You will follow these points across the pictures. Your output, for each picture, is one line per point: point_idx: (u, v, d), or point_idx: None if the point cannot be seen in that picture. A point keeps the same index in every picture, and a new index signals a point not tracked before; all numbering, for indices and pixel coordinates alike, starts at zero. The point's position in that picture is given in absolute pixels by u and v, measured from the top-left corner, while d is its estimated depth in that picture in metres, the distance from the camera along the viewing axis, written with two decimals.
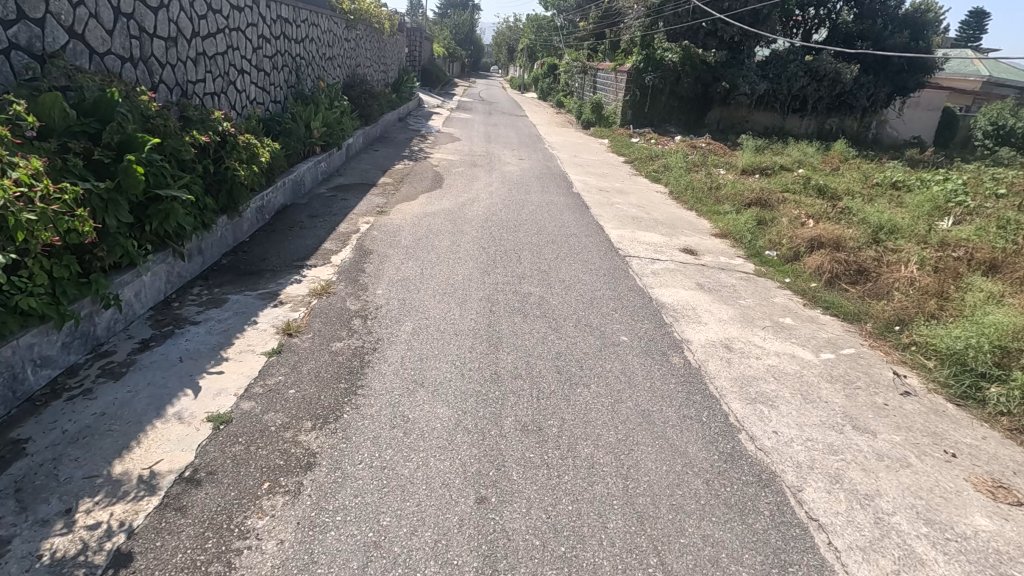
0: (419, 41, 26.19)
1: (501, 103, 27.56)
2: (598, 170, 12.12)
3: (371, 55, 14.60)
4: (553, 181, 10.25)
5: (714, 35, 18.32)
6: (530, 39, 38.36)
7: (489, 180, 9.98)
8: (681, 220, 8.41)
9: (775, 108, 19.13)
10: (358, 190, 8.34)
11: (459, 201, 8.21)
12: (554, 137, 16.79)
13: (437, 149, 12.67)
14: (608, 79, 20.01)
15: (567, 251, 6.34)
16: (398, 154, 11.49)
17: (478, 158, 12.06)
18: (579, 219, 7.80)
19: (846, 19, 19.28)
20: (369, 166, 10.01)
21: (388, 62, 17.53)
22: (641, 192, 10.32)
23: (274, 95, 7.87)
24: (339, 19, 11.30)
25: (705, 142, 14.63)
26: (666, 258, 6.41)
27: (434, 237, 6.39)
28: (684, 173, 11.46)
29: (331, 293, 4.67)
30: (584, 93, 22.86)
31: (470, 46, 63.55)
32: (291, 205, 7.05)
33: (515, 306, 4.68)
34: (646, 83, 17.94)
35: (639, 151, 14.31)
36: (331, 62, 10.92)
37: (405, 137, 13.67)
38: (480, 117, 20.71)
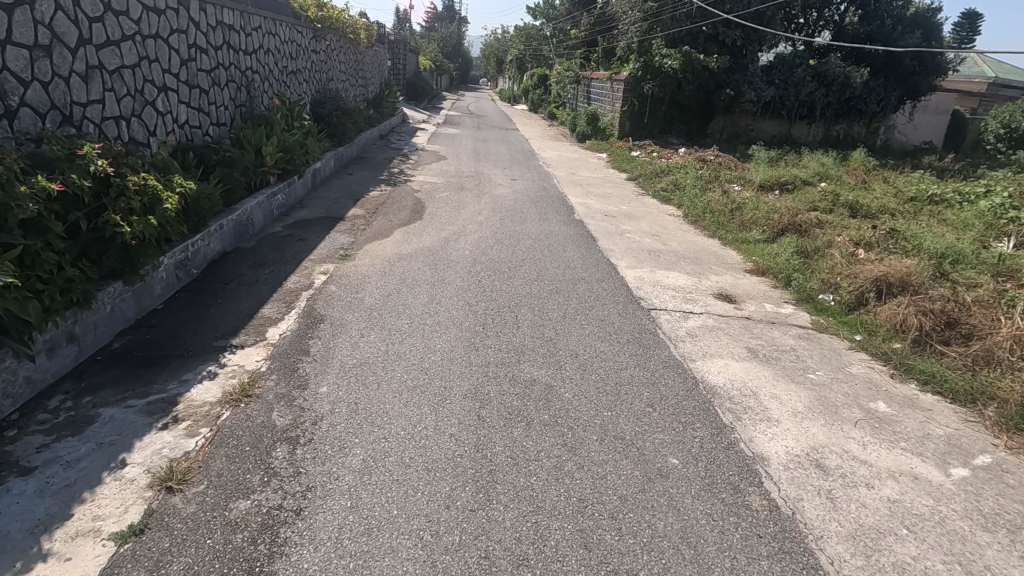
0: (404, 53, 24.97)
1: (491, 116, 26.42)
2: (600, 190, 10.85)
3: (347, 68, 13.34)
4: (550, 205, 8.96)
5: (715, 39, 17.24)
6: (519, 48, 37.28)
7: (477, 206, 8.67)
8: (704, 251, 7.13)
9: (782, 115, 17.98)
10: (320, 227, 6.99)
11: (441, 236, 6.88)
12: (548, 152, 15.56)
13: (418, 170, 11.36)
14: (603, 89, 18.85)
15: (576, 305, 5.02)
16: (376, 178, 10.17)
17: (466, 179, 10.75)
18: (587, 254, 6.50)
19: (853, 22, 17.89)
20: (339, 194, 8.67)
21: (367, 76, 16.28)
22: (652, 215, 9.05)
23: (216, 116, 6.55)
24: (305, 28, 10.03)
25: (714, 155, 13.43)
26: (699, 309, 5.12)
27: (407, 292, 5.05)
28: (697, 191, 10.19)
29: (251, 399, 3.27)
30: (577, 104, 21.71)
31: (458, 59, 62.60)
32: (232, 252, 5.69)
33: (513, 409, 3.33)
34: (645, 91, 16.78)
35: (643, 166, 13.07)
36: (296, 76, 9.62)
37: (385, 158, 12.38)
38: (469, 132, 19.51)
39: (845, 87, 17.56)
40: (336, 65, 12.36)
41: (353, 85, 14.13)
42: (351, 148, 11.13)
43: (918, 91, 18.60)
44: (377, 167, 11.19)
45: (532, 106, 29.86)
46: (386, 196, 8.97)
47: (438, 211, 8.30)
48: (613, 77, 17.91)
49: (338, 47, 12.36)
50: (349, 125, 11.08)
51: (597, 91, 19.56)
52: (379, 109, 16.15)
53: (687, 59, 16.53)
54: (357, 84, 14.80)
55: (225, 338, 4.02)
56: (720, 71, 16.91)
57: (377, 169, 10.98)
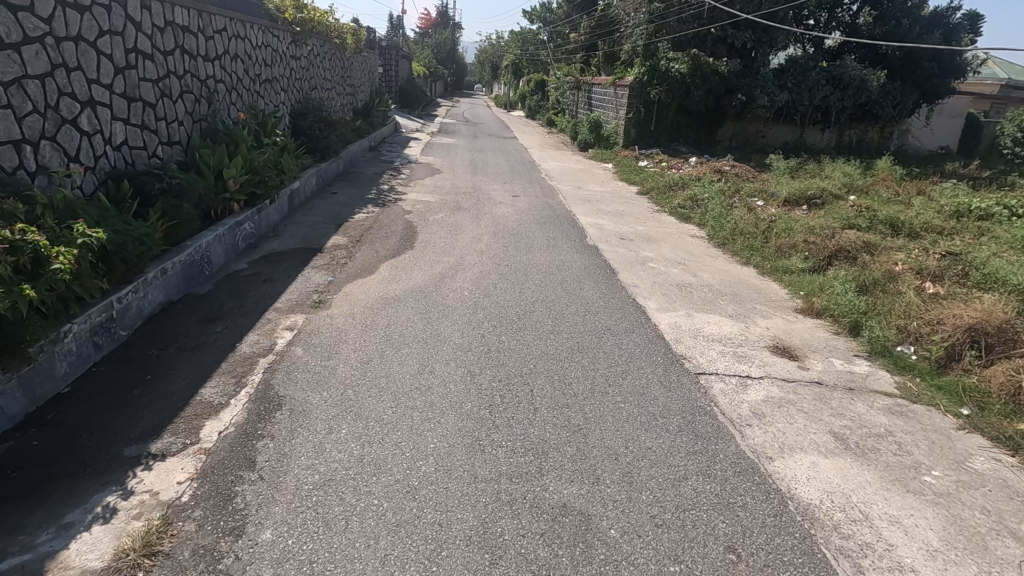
0: (396, 59, 24.02)
1: (488, 124, 25.50)
2: (611, 206, 9.87)
3: (332, 75, 12.36)
4: (559, 227, 7.96)
5: (724, 41, 16.35)
6: (515, 54, 36.40)
7: (476, 229, 7.65)
8: (742, 284, 6.14)
9: (795, 121, 17.07)
10: (293, 261, 5.95)
11: (435, 272, 5.86)
12: (550, 163, 14.60)
13: (411, 186, 10.35)
14: (606, 95, 17.93)
15: (605, 369, 3.99)
16: (361, 197, 9.15)
17: (463, 197, 9.74)
18: (607, 293, 5.49)
19: (868, 20, 16.95)
20: (319, 218, 7.65)
21: (355, 84, 15.29)
22: (673, 238, 8.06)
23: (166, 134, 5.53)
24: (282, 31, 9.03)
25: (729, 165, 12.48)
26: (757, 370, 4.12)
27: (392, 357, 4.02)
28: (719, 208, 9.22)
29: (156, 563, 2.23)
30: (578, 111, 20.80)
31: (453, 65, 61.78)
32: (180, 301, 4.65)
33: (540, 569, 2.30)
34: (651, 97, 15.84)
35: (654, 178, 12.10)
36: (272, 85, 8.61)
37: (374, 173, 11.37)
38: (465, 141, 18.53)
39: (860, 91, 16.66)
40: (320, 73, 11.37)
41: (340, 93, 13.15)
42: (336, 163, 10.11)
43: (936, 94, 17.72)
44: (365, 184, 10.17)
45: (530, 113, 28.97)
46: (373, 219, 7.94)
47: (432, 236, 7.27)
48: (616, 82, 16.99)
49: (321, 52, 11.36)
50: (334, 139, 10.08)
51: (600, 97, 18.63)
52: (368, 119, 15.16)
53: (695, 63, 15.62)
54: (345, 92, 13.80)
55: (142, 442, 2.96)
56: (730, 75, 16.00)
57: (365, 187, 9.96)
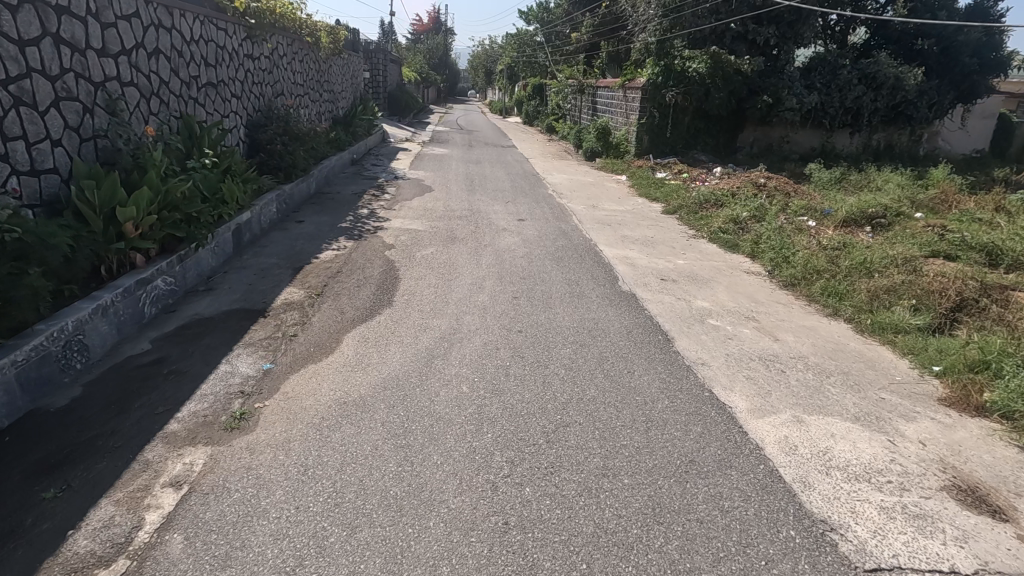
0: (384, 64, 22.33)
1: (485, 131, 23.90)
2: (637, 230, 8.19)
3: (304, 78, 10.63)
4: (581, 265, 6.29)
5: (744, 38, 14.80)
6: (512, 58, 34.79)
7: (476, 271, 5.95)
8: (843, 352, 4.46)
9: (824, 125, 15.48)
10: (217, 334, 4.21)
11: (420, 348, 4.14)
12: (557, 176, 12.96)
13: (397, 209, 8.65)
14: (614, 98, 16.31)
15: (710, 567, 2.30)
16: (331, 228, 7.40)
17: (459, 222, 8.03)
18: (667, 381, 3.80)
19: (902, 15, 15.25)
20: (270, 261, 5.91)
21: (335, 90, 13.58)
22: (724, 276, 6.40)
23: (27, 158, 3.82)
24: (233, 23, 7.35)
25: (765, 178, 10.85)
26: (960, 554, 2.44)
27: (339, 553, 2.30)
28: (772, 233, 7.54)
29: None
30: (582, 116, 19.21)
31: (446, 71, 60.17)
32: (11, 429, 2.94)
33: None
34: (667, 100, 14.22)
35: (681, 194, 10.44)
36: (218, 89, 6.90)
37: (352, 193, 9.63)
38: (460, 151, 16.84)
39: (896, 91, 15.09)
40: (287, 77, 9.66)
41: (314, 100, 11.45)
42: (302, 185, 8.38)
43: (976, 92, 16.14)
44: (338, 209, 8.43)
45: (528, 119, 27.42)
46: (342, 258, 6.21)
47: (419, 282, 5.54)
48: (626, 85, 15.36)
49: (288, 52, 9.66)
50: (303, 154, 8.38)
51: (607, 101, 16.99)
52: (350, 129, 13.46)
53: (715, 62, 14.02)
54: (321, 97, 12.08)
55: None
56: (753, 74, 14.40)
57: (338, 213, 8.21)
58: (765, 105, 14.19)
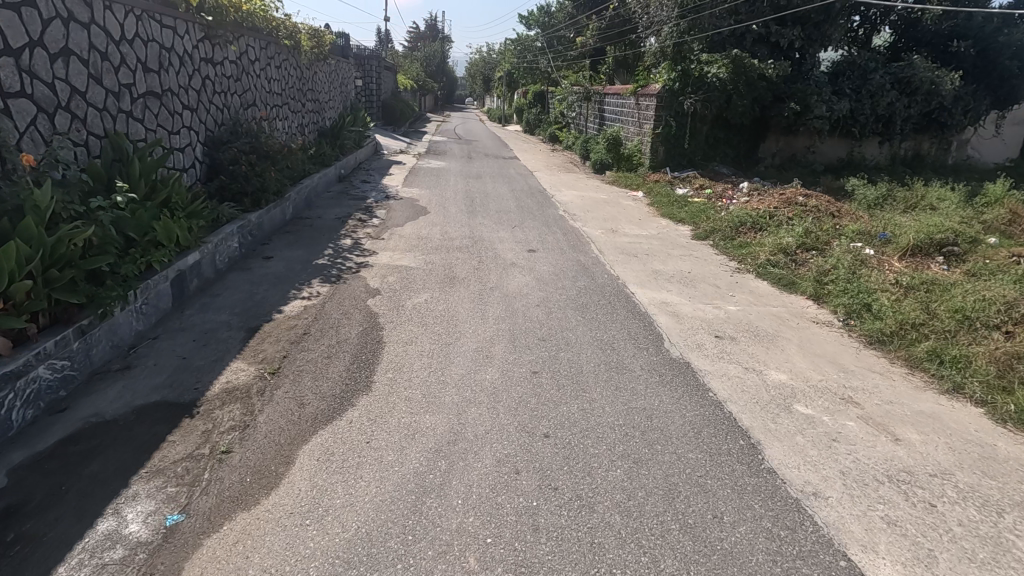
0: (376, 70, 21.08)
1: (484, 141, 22.76)
2: (669, 262, 6.95)
3: (281, 87, 9.38)
4: (612, 317, 5.05)
5: (767, 40, 13.65)
6: (511, 65, 33.57)
7: (483, 328, 4.70)
8: (995, 462, 3.22)
9: (852, 134, 14.31)
10: (112, 455, 2.92)
11: (406, 475, 2.87)
12: (566, 192, 11.75)
13: (386, 239, 7.39)
14: (625, 106, 15.10)
15: None
16: (303, 267, 6.13)
17: (459, 256, 6.79)
18: (775, 534, 2.55)
19: (935, 16, 14.11)
20: (218, 320, 4.62)
21: (321, 99, 12.32)
22: (789, 328, 5.16)
23: None
24: (187, 22, 6.11)
25: (802, 196, 9.63)
26: None
27: None
28: (835, 268, 6.30)
29: None
30: (588, 125, 18.07)
31: (442, 78, 59.05)
32: None
33: None
34: (685, 108, 13.02)
35: (709, 217, 9.19)
36: (164, 100, 5.65)
37: (334, 219, 8.36)
38: (458, 164, 15.65)
39: (931, 96, 13.95)
40: (260, 85, 8.43)
41: (295, 112, 10.21)
42: (271, 213, 7.11)
43: (1014, 97, 14.98)
44: (315, 240, 7.15)
45: (529, 127, 26.29)
46: (313, 311, 4.94)
47: (409, 349, 4.27)
48: (639, 91, 14.17)
49: (261, 57, 8.42)
50: (275, 176, 7.12)
51: (617, 110, 15.79)
52: (337, 143, 12.20)
53: (737, 67, 12.85)
54: (304, 109, 10.83)
55: None
56: (778, 80, 13.23)
57: (314, 245, 6.94)
58: (793, 113, 13.00)
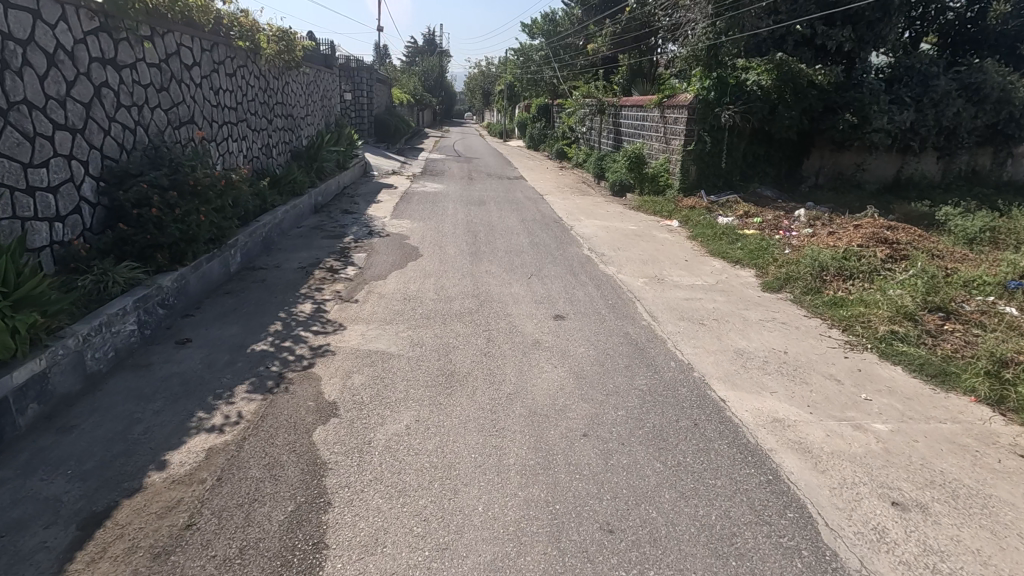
0: (367, 83, 19.30)
1: (487, 159, 20.95)
2: (752, 334, 5.01)
3: (234, 101, 7.51)
4: (709, 464, 3.09)
5: (812, 43, 11.95)
6: (511, 76, 31.66)
7: (503, 505, 2.74)
8: None
9: (911, 149, 12.44)
10: None
11: None
12: (587, 222, 9.86)
13: (362, 302, 5.44)
14: (648, 120, 13.26)
15: None
16: (231, 356, 4.20)
17: (459, 331, 4.85)
18: None
19: (1002, 13, 12.28)
20: (41, 496, 2.66)
21: (294, 115, 10.44)
22: (995, 471, 3.20)
23: None
24: (64, 6, 4.24)
25: (886, 230, 7.72)
26: None
27: None
28: (1004, 349, 4.35)
29: None
30: (603, 140, 16.32)
31: (441, 93, 57.47)
32: None
33: None
34: (722, 121, 11.15)
35: (776, 259, 7.26)
36: (11, 118, 3.75)
37: (295, 270, 6.44)
38: (458, 186, 13.80)
39: (1000, 105, 12.11)
40: (201, 97, 6.56)
41: (256, 132, 8.35)
42: (198, 271, 5.18)
43: None
44: (261, 307, 5.22)
45: (534, 143, 24.50)
46: (220, 463, 2.98)
47: (368, 575, 2.30)
48: (665, 103, 12.32)
49: (202, 63, 6.55)
50: (207, 219, 5.19)
51: (638, 124, 13.93)
52: (314, 167, 10.32)
53: (782, 73, 11.03)
54: (269, 127, 8.97)
55: None
56: (829, 87, 11.39)
57: (257, 316, 5.00)
58: (848, 125, 11.12)
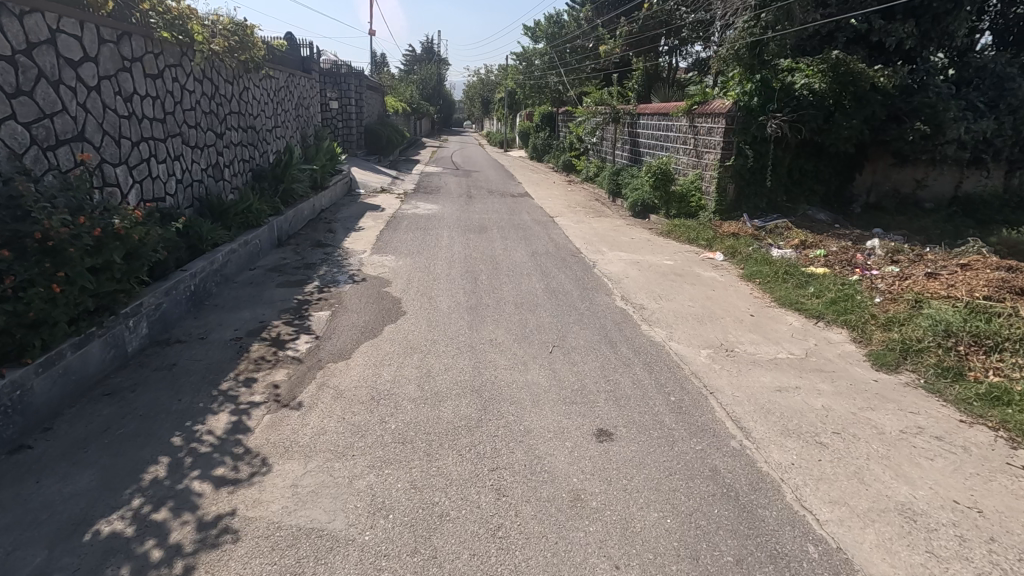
0: (356, 90, 17.60)
1: (489, 172, 19.24)
2: (907, 469, 3.23)
3: (159, 111, 5.77)
4: None
5: (865, 39, 10.33)
6: (512, 84, 29.89)
7: None
8: None
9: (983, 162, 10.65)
10: None
11: None
12: (613, 256, 8.10)
13: (305, 411, 3.64)
14: (674, 131, 11.56)
15: None
16: (52, 553, 2.41)
17: (453, 472, 3.05)
18: None
19: None
20: None
21: (257, 127, 8.70)
22: None
23: None
24: None
25: (1011, 273, 5.92)
26: None
27: None
28: None
29: None
30: (618, 153, 14.63)
31: (439, 101, 55.94)
32: None
33: None
34: (768, 132, 9.42)
35: (875, 315, 5.47)
36: None
37: (225, 344, 4.62)
38: (456, 207, 12.06)
39: None
40: (101, 104, 4.81)
41: (196, 149, 6.60)
42: (52, 369, 3.39)
43: None
44: (150, 422, 3.42)
45: (538, 154, 22.82)
46: None
47: None
48: (695, 112, 10.62)
49: (102, 60, 4.81)
50: (72, 289, 3.46)
51: (661, 135, 12.21)
52: (280, 189, 8.55)
53: (838, 75, 9.32)
54: (218, 142, 7.22)
55: None
56: (892, 91, 9.66)
57: (135, 446, 3.18)
58: (918, 136, 9.36)
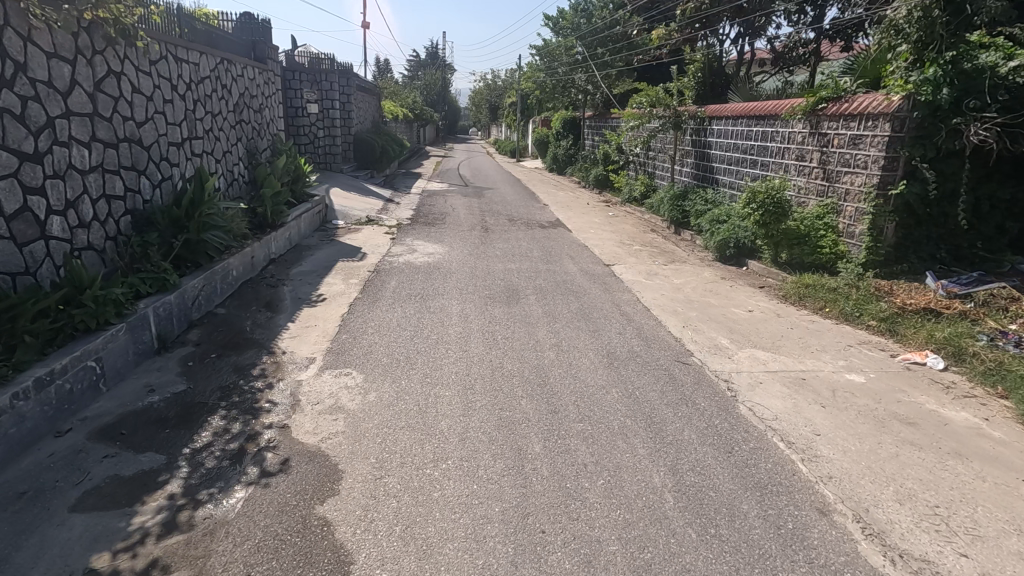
0: (342, 91, 14.20)
1: (506, 190, 15.83)
2: None
3: None
4: None
5: None
6: (525, 86, 26.50)
7: None
8: None
9: None
10: None
11: None
12: (748, 362, 4.64)
13: None
14: (779, 139, 8.10)
15: None
16: None
17: None
18: None
19: None
20: None
21: (146, 140, 5.28)
22: None
23: None
24: None
25: None
26: None
27: None
28: None
29: None
30: (680, 169, 11.21)
31: (443, 107, 52.67)
32: None
33: None
34: (965, 144, 5.96)
35: None
36: None
37: None
38: (469, 247, 8.65)
39: None
40: None
41: None
42: None
43: None
44: None
45: (561, 166, 19.44)
46: None
47: None
48: (825, 112, 7.16)
49: None
50: None
51: (754, 147, 8.75)
52: (179, 244, 5.10)
53: None
54: (25, 169, 3.80)
55: None
56: None
57: None
58: None
